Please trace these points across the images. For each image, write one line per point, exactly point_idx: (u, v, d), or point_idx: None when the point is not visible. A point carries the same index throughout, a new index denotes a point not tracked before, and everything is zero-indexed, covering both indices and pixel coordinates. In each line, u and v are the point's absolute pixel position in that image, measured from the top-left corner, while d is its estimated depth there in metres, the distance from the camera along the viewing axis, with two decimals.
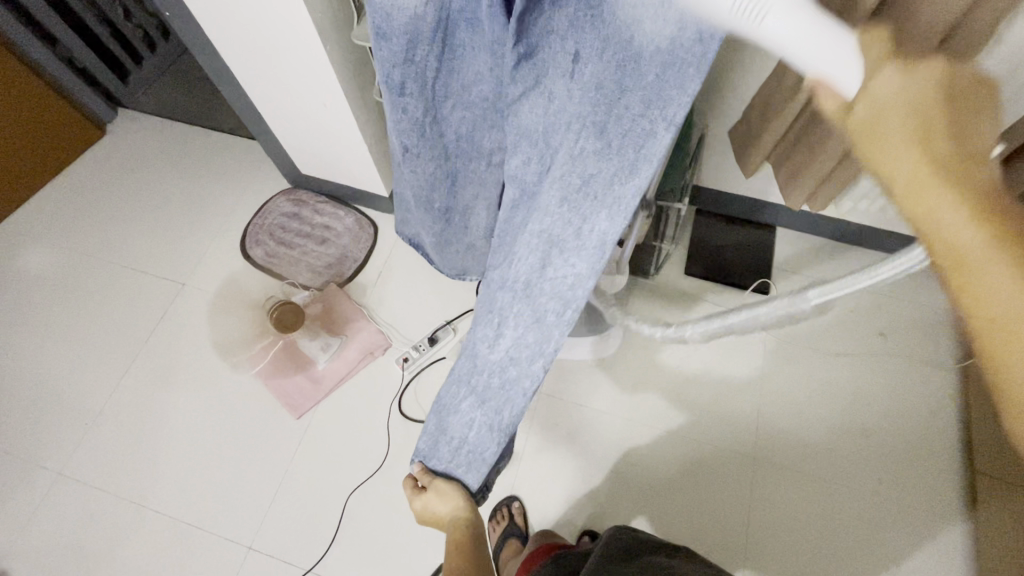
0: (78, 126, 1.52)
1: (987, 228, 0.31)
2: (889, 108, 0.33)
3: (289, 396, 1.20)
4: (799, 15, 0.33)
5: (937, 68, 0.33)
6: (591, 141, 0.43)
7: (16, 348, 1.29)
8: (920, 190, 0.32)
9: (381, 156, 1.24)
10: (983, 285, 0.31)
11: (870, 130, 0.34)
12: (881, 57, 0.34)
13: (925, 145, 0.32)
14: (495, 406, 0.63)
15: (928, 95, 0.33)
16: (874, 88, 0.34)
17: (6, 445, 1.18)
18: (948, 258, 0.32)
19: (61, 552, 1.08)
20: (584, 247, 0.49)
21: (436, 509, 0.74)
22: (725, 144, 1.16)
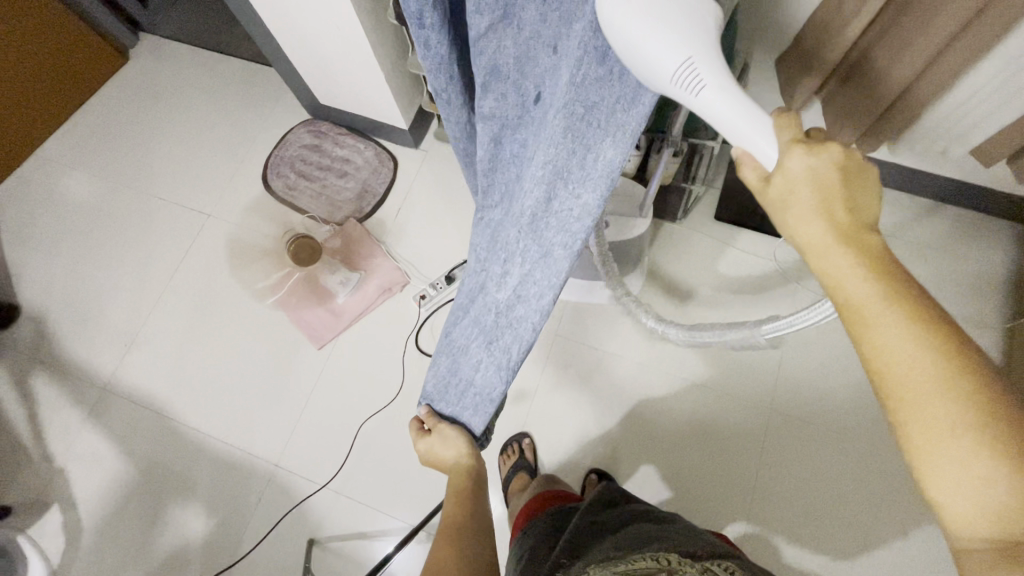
0: (99, 48, 1.51)
1: (880, 287, 0.33)
2: (799, 182, 0.36)
3: (311, 327, 1.24)
4: (732, 93, 0.37)
5: (837, 150, 0.36)
6: (592, 68, 0.37)
7: (58, 272, 1.36)
8: (825, 253, 0.35)
9: (400, 88, 1.19)
10: (883, 341, 0.33)
11: (783, 200, 0.37)
12: (790, 139, 0.37)
13: (829, 213, 0.35)
14: (502, 346, 0.59)
15: (830, 173, 0.36)
16: (788, 163, 0.36)
17: (55, 362, 1.27)
18: (849, 314, 0.34)
19: (110, 460, 1.18)
20: (590, 176, 0.41)
21: (439, 450, 0.77)
22: (770, 75, 1.05)
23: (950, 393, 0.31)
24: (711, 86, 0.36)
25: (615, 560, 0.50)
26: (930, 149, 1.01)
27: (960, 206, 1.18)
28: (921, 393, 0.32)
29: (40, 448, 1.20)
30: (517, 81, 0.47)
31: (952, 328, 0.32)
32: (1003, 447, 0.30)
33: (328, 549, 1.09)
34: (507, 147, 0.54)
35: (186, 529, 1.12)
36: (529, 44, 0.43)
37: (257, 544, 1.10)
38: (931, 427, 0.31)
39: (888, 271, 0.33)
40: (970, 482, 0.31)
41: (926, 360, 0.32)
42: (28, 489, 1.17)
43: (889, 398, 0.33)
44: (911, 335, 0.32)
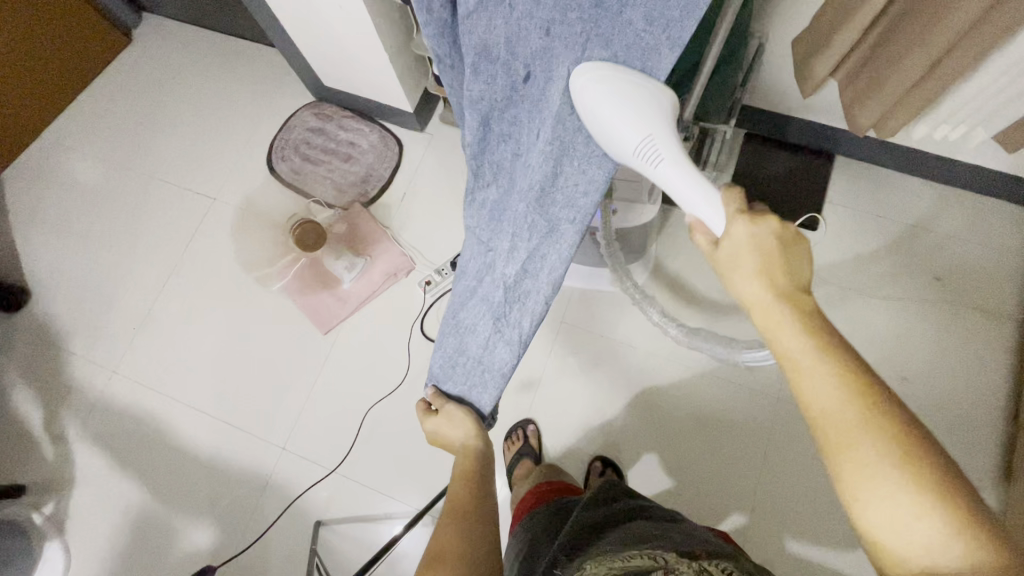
0: (102, 30, 1.49)
1: (811, 343, 0.39)
2: (742, 248, 0.43)
3: (317, 311, 1.24)
4: (686, 169, 0.44)
5: (774, 221, 0.43)
6: (596, 53, 0.40)
7: (67, 255, 1.36)
8: (766, 309, 0.41)
9: (405, 70, 1.16)
10: (815, 391, 0.38)
11: (730, 262, 0.44)
12: (736, 211, 0.44)
13: (767, 276, 0.42)
14: (511, 324, 0.59)
15: (769, 241, 0.43)
16: (732, 231, 0.44)
17: (66, 344, 1.29)
18: (787, 365, 0.40)
19: (121, 442, 1.20)
20: (594, 153, 0.46)
21: (446, 431, 0.77)
22: (786, 58, 1.02)
23: (874, 438, 0.37)
24: (665, 164, 0.44)
25: (612, 555, 0.51)
26: (951, 134, 0.98)
27: (980, 192, 1.15)
28: (850, 433, 0.37)
29: (54, 429, 1.22)
30: (507, 62, 0.44)
31: (875, 384, 0.38)
32: (920, 479, 0.35)
33: (335, 531, 1.10)
34: (495, 129, 0.50)
35: (197, 510, 1.14)
36: (520, 24, 0.41)
37: (266, 525, 1.12)
38: (861, 463, 0.37)
39: (819, 328, 0.40)
40: (897, 510, 0.36)
41: (852, 410, 0.37)
42: (43, 469, 1.19)
43: (824, 440, 0.38)
44: (841, 385, 0.38)
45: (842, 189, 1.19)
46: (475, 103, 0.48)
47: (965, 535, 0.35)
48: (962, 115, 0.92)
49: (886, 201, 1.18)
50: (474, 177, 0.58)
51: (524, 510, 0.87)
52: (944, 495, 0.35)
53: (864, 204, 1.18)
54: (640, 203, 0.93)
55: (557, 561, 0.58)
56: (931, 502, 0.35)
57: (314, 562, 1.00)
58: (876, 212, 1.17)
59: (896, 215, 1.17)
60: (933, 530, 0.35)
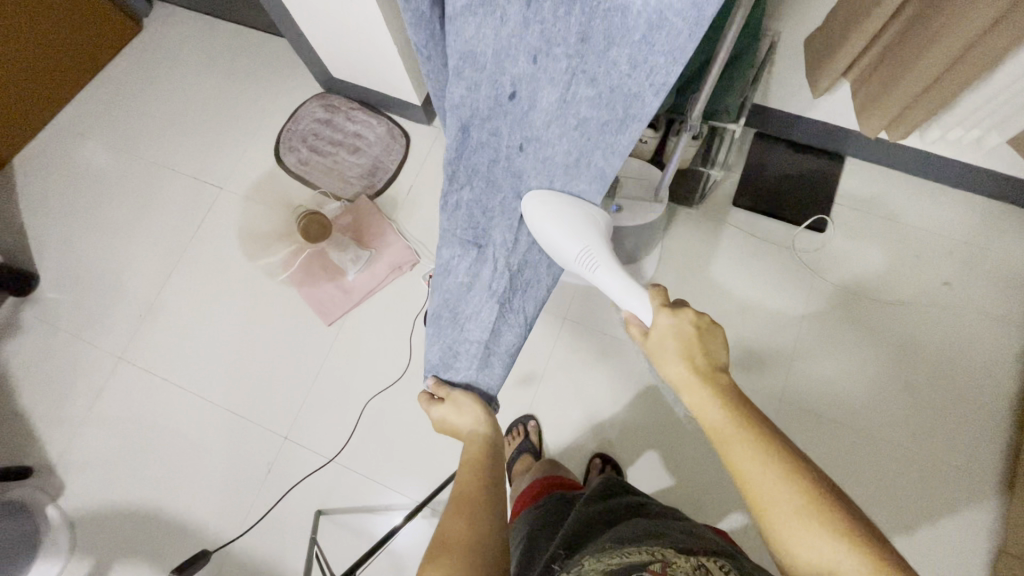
0: (113, 17, 1.50)
1: (724, 411, 0.49)
2: (667, 336, 0.55)
3: (320, 302, 1.24)
4: (617, 276, 0.62)
5: (690, 313, 0.56)
6: (583, 89, 0.49)
7: (75, 241, 1.37)
8: (689, 385, 0.52)
9: (414, 63, 1.16)
10: (732, 453, 0.47)
11: (659, 348, 0.56)
12: (659, 305, 0.58)
13: (688, 358, 0.53)
14: (515, 307, 0.71)
15: (687, 330, 0.55)
16: (658, 321, 0.56)
17: (73, 329, 1.30)
18: (711, 433, 0.49)
19: (123, 427, 1.22)
20: (583, 175, 0.59)
21: (453, 419, 0.74)
22: (797, 58, 1.01)
23: (789, 491, 0.44)
24: (600, 270, 0.62)
25: (610, 551, 0.51)
26: (965, 137, 0.97)
27: (993, 197, 1.13)
28: (767, 488, 0.44)
29: (61, 413, 1.24)
30: (494, 75, 0.48)
31: (784, 446, 0.46)
32: (832, 526, 0.42)
33: (334, 521, 1.11)
34: (474, 135, 0.55)
35: (198, 496, 1.16)
36: (508, 44, 0.45)
37: (266, 514, 1.13)
38: (782, 513, 0.43)
39: (732, 402, 0.50)
40: (822, 554, 0.41)
41: (765, 466, 0.45)
42: (50, 452, 1.21)
43: (752, 499, 0.46)
44: (753, 449, 0.46)
45: (852, 191, 1.18)
46: (454, 109, 0.51)
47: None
48: (976, 119, 0.91)
49: (895, 204, 1.17)
50: (447, 181, 0.59)
51: (523, 505, 0.87)
52: (854, 535, 0.41)
53: (874, 208, 1.17)
54: (646, 203, 0.93)
55: (557, 556, 0.58)
56: (846, 544, 0.41)
57: (314, 551, 1.01)
58: (886, 216, 1.16)
59: (906, 219, 1.16)
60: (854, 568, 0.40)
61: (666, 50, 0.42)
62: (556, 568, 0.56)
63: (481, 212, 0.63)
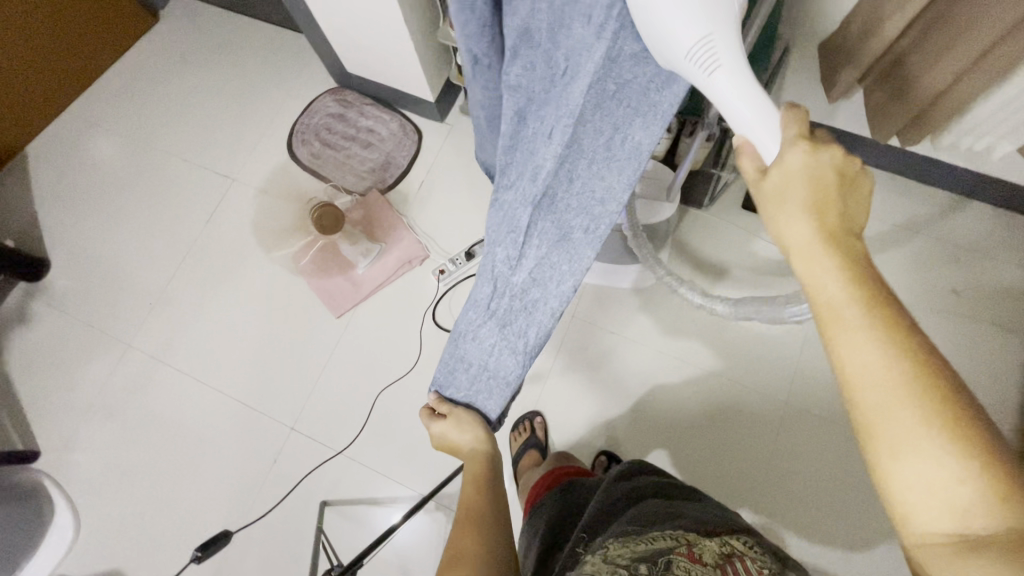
0: (130, 9, 1.51)
1: (851, 288, 0.37)
2: (792, 181, 0.41)
3: (330, 294, 1.25)
4: (745, 82, 0.40)
5: (836, 153, 0.41)
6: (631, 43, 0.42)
7: (86, 229, 1.38)
8: (810, 250, 0.39)
9: (429, 60, 1.17)
10: (849, 340, 0.37)
11: (777, 196, 0.42)
12: (796, 136, 0.42)
13: (817, 215, 0.40)
14: (518, 329, 0.64)
15: (827, 175, 0.41)
16: (786, 159, 0.42)
17: (82, 316, 1.31)
18: (823, 310, 0.38)
19: (129, 413, 1.22)
20: (615, 158, 0.50)
21: (454, 436, 0.77)
22: (810, 63, 1.02)
23: (911, 392, 0.35)
24: (724, 72, 0.39)
25: (636, 538, 0.50)
26: (975, 146, 0.98)
27: (1001, 206, 1.14)
28: (884, 391, 0.35)
29: (68, 399, 1.24)
30: (547, 52, 0.43)
31: (920, 346, 0.36)
32: (958, 442, 0.33)
33: (338, 512, 1.12)
34: (530, 125, 0.49)
35: (203, 483, 1.16)
36: (565, 9, 0.39)
37: (271, 503, 1.13)
38: (894, 421, 0.35)
39: (864, 275, 0.38)
40: (936, 474, 0.34)
41: (889, 362, 0.35)
42: (56, 437, 1.22)
43: (857, 398, 0.37)
44: (878, 337, 0.36)
45: None
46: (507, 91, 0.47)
47: (1003, 498, 0.32)
48: (986, 128, 0.92)
49: (903, 210, 1.17)
50: (500, 174, 0.54)
51: (537, 491, 0.88)
52: (982, 454, 0.33)
53: (882, 212, 1.18)
54: (658, 201, 0.93)
55: (580, 540, 0.59)
56: (976, 471, 0.33)
57: (319, 540, 1.02)
58: (894, 221, 1.17)
59: (914, 225, 1.16)
60: (966, 487, 0.33)
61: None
62: (580, 551, 0.57)
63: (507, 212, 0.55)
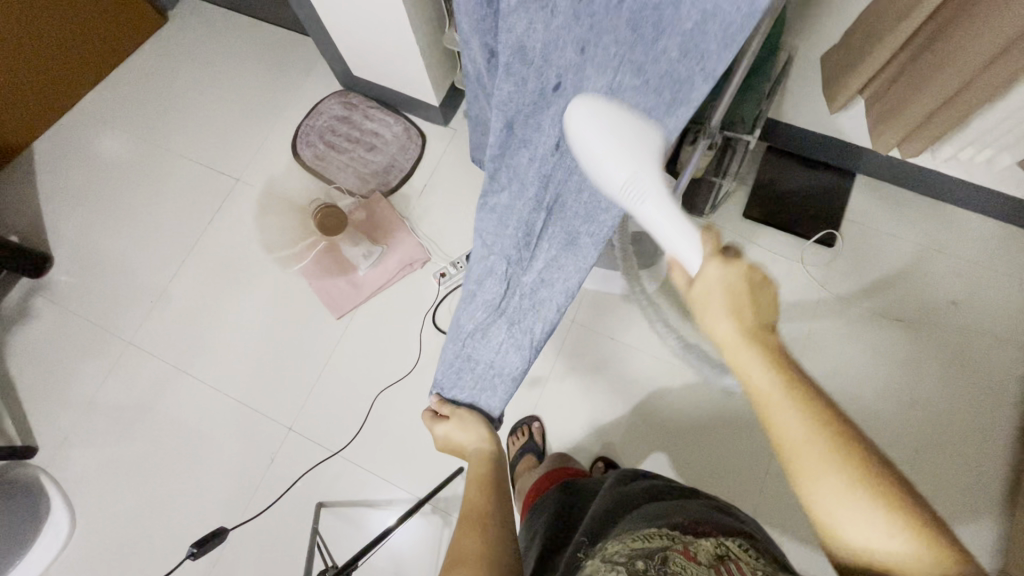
0: (140, 9, 1.53)
1: (775, 376, 0.44)
2: (714, 289, 0.47)
3: (331, 295, 1.25)
4: (668, 207, 0.47)
5: (745, 264, 0.47)
6: (628, 78, 0.44)
7: (90, 225, 1.39)
8: (736, 348, 0.46)
9: (434, 64, 1.18)
10: (780, 421, 0.43)
11: (704, 301, 0.48)
12: (711, 252, 0.48)
13: (738, 316, 0.46)
14: (525, 325, 0.67)
15: (740, 282, 0.47)
16: (705, 271, 0.47)
17: (84, 312, 1.31)
18: (756, 396, 0.45)
19: (128, 409, 1.22)
20: None
21: (460, 438, 0.80)
22: (812, 73, 1.03)
23: (837, 459, 0.41)
24: (649, 204, 0.46)
25: (632, 535, 0.50)
26: (976, 157, 0.99)
27: (1003, 219, 1.14)
28: (815, 460, 0.41)
29: (67, 394, 1.25)
30: (540, 69, 0.44)
31: (836, 418, 0.42)
32: (880, 497, 0.40)
33: (335, 514, 1.11)
34: (519, 133, 0.49)
35: (200, 481, 1.16)
36: (562, 31, 0.42)
37: (268, 502, 1.13)
38: (829, 484, 0.41)
39: (784, 365, 0.44)
40: (866, 527, 0.40)
41: (813, 437, 0.42)
42: (54, 433, 1.22)
43: (795, 468, 0.43)
44: (800, 415, 0.42)
45: (863, 208, 1.19)
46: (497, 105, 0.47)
47: (923, 537, 0.39)
48: (987, 140, 0.92)
49: (905, 222, 1.18)
50: (488, 181, 0.54)
51: (535, 492, 0.88)
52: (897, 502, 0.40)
53: (884, 224, 1.18)
54: None
55: (580, 544, 0.59)
56: (899, 520, 0.39)
57: (315, 540, 1.01)
58: (898, 233, 1.17)
59: (915, 237, 1.17)
60: (893, 534, 0.39)
61: (720, 37, 0.39)
62: (580, 556, 0.56)
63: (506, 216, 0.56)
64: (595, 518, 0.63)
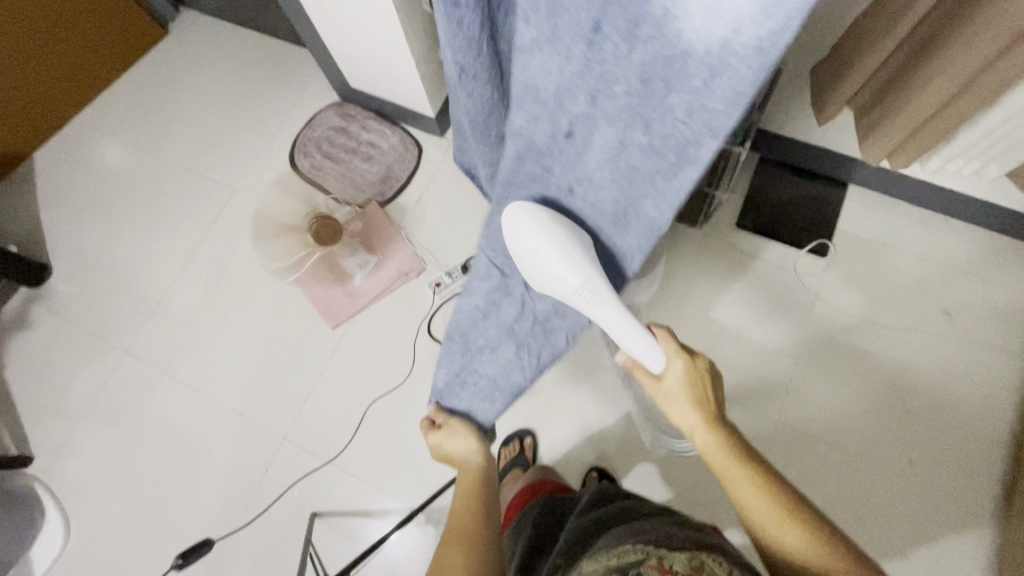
0: (141, 21, 1.54)
1: (724, 447, 0.58)
2: (677, 382, 0.63)
3: (327, 305, 1.26)
4: (623, 314, 0.61)
5: (698, 363, 0.64)
6: (638, 134, 0.49)
7: (89, 235, 1.40)
8: (696, 427, 0.61)
9: (430, 76, 1.19)
10: (734, 484, 0.55)
11: (670, 393, 0.63)
12: (673, 350, 0.64)
13: (696, 404, 0.61)
14: (534, 349, 0.77)
15: (695, 377, 0.63)
16: (670, 366, 0.63)
17: (82, 321, 1.32)
18: (714, 467, 0.58)
19: (125, 419, 1.23)
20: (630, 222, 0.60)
21: (451, 447, 0.80)
22: (803, 86, 1.04)
23: (779, 509, 0.52)
24: (606, 307, 0.60)
25: (606, 553, 0.51)
26: (965, 169, 1.00)
27: (995, 229, 1.15)
28: (762, 512, 0.53)
29: (64, 403, 1.25)
30: (553, 111, 0.52)
31: (777, 479, 0.54)
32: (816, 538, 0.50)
33: (329, 523, 1.12)
34: (529, 165, 0.59)
35: (194, 490, 1.16)
36: (570, 83, 0.48)
37: (262, 511, 1.13)
38: (777, 531, 0.51)
39: (731, 440, 0.58)
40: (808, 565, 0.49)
41: (759, 493, 0.53)
42: (51, 441, 1.22)
43: (749, 521, 0.54)
44: (746, 476, 0.55)
45: (856, 217, 1.20)
46: (513, 134, 0.56)
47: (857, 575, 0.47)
48: (975, 151, 0.93)
49: (898, 231, 1.18)
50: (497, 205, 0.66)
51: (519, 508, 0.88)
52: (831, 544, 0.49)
53: (877, 233, 1.19)
54: None
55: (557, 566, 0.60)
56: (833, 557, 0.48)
57: (308, 550, 1.01)
58: (891, 242, 1.18)
59: (909, 247, 1.17)
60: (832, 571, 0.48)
61: (728, 94, 0.40)
62: None
63: None
64: (573, 535, 0.63)
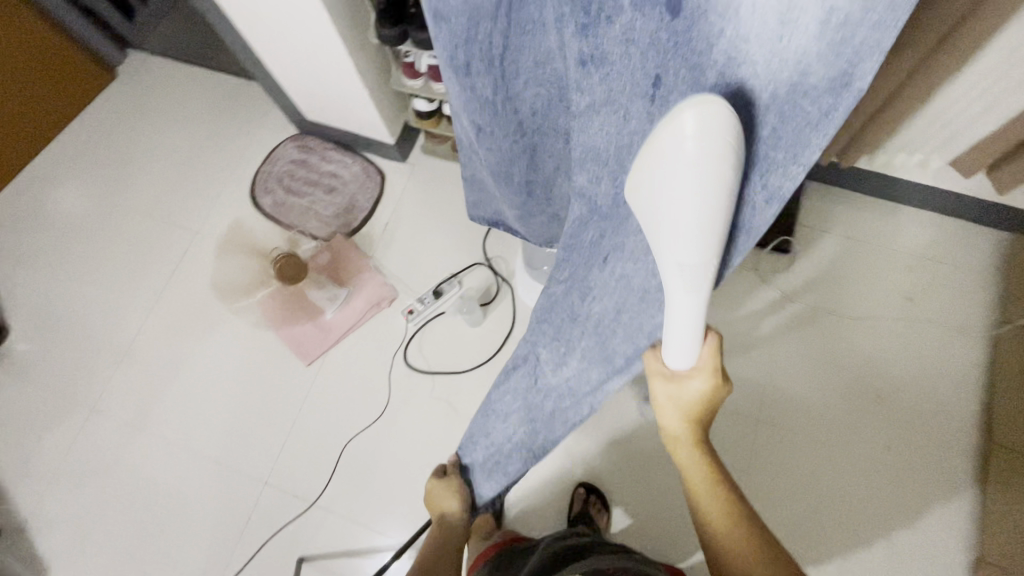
0: (86, 69, 1.51)
1: (706, 468, 0.55)
2: (682, 401, 0.53)
3: (300, 343, 1.24)
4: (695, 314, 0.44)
5: (718, 383, 0.52)
6: None
7: (45, 291, 1.35)
8: (682, 441, 0.56)
9: (385, 104, 1.19)
10: (705, 504, 0.55)
11: (671, 405, 0.54)
12: (704, 370, 0.51)
13: (693, 422, 0.54)
14: (539, 425, 0.74)
15: (710, 397, 0.53)
16: (689, 385, 0.52)
17: (43, 381, 1.27)
18: (689, 481, 0.56)
19: (95, 479, 1.18)
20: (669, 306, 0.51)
21: (442, 497, 0.86)
22: None
23: (743, 542, 0.53)
24: (701, 293, 0.42)
25: None
26: (912, 159, 1.03)
27: (945, 212, 1.19)
28: (726, 539, 0.54)
29: (29, 468, 1.20)
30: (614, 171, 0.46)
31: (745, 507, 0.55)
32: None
33: (317, 567, 1.09)
34: (587, 232, 0.53)
35: (175, 546, 1.12)
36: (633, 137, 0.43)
37: (246, 561, 1.10)
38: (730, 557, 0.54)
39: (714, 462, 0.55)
40: None
41: (726, 522, 0.54)
42: (19, 510, 1.17)
43: (707, 537, 0.56)
44: (718, 503, 0.55)
45: (815, 211, 1.23)
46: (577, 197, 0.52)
47: None
48: (920, 142, 0.97)
49: (856, 222, 1.22)
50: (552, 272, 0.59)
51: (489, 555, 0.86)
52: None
53: (837, 225, 1.22)
54: None
55: None
56: None
57: None
58: (853, 233, 1.21)
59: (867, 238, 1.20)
60: None
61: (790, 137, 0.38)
62: None
63: (569, 316, 0.61)
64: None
